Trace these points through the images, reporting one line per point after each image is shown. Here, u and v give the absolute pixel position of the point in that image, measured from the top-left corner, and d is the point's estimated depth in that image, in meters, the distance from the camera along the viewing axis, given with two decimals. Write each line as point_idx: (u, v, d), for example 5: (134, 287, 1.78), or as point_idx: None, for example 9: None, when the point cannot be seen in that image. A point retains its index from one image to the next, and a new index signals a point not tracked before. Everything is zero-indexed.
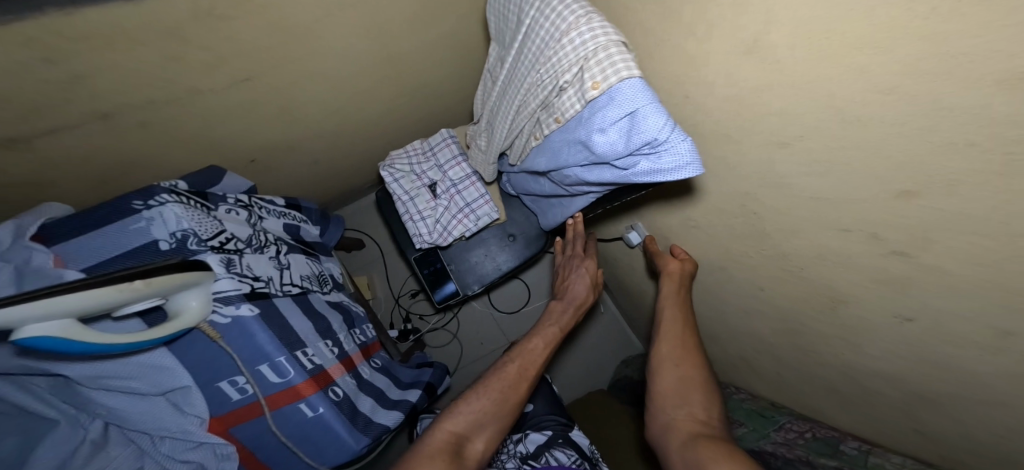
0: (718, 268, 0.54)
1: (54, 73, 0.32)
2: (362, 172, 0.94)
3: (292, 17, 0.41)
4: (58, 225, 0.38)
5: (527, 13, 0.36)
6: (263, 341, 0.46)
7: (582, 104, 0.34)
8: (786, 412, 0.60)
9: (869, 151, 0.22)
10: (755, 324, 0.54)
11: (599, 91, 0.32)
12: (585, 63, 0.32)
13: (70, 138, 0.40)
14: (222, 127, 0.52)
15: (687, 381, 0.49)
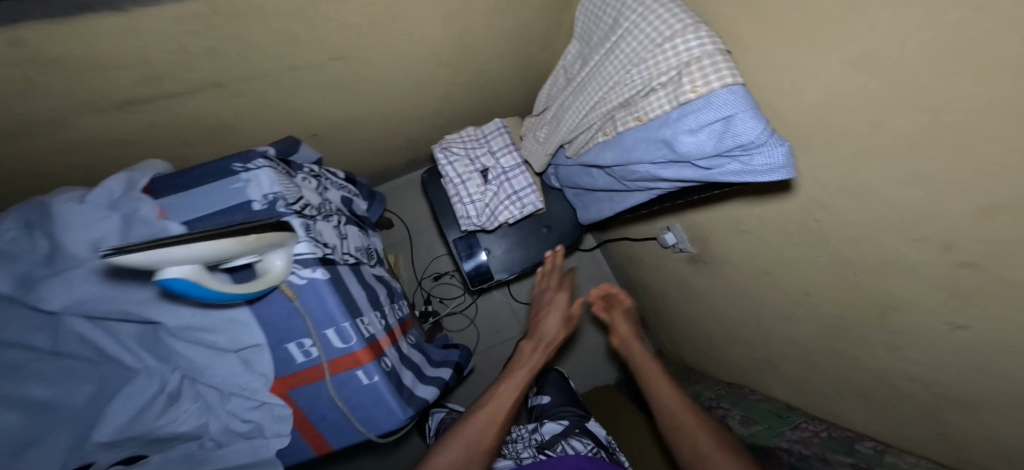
0: (757, 272, 0.57)
1: (191, 39, 0.34)
2: (405, 153, 0.97)
3: (393, 3, 0.44)
4: (164, 183, 0.43)
5: (626, 16, 0.38)
6: (332, 307, 0.47)
7: (672, 106, 0.37)
8: (799, 412, 0.66)
9: (950, 170, 0.25)
10: (786, 327, 0.58)
11: (697, 95, 0.34)
12: (684, 69, 0.35)
13: (179, 98, 0.43)
14: (303, 99, 0.55)
15: (695, 428, 0.52)
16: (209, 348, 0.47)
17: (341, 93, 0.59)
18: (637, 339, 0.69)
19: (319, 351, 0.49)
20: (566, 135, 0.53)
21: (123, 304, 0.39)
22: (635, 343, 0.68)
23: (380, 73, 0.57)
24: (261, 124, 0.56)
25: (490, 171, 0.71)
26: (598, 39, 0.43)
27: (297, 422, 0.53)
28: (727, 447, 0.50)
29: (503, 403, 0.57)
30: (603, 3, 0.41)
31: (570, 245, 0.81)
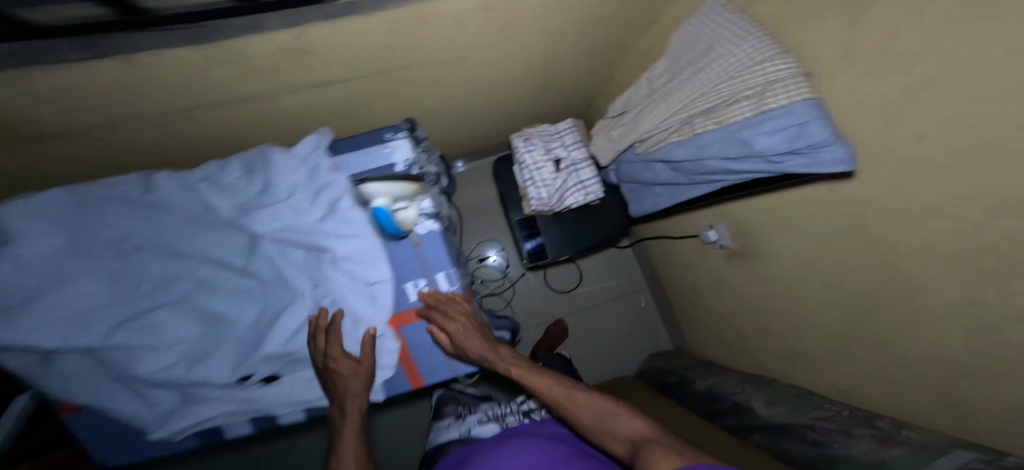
0: (795, 261, 0.66)
1: (378, 14, 0.46)
2: (476, 140, 1.10)
3: (517, 10, 0.56)
4: (337, 143, 0.60)
5: (723, 42, 0.47)
6: (441, 254, 0.62)
7: (753, 113, 0.44)
8: (821, 397, 0.72)
9: (973, 164, 0.33)
10: (816, 312, 0.66)
11: (779, 105, 0.41)
12: (771, 85, 0.42)
13: (348, 67, 0.55)
14: (425, 80, 0.68)
15: (578, 401, 0.62)
16: (356, 280, 0.58)
17: (452, 85, 0.71)
18: (489, 346, 0.62)
19: (429, 290, 0.61)
20: (641, 134, 0.61)
21: (303, 231, 0.54)
22: (478, 347, 0.61)
23: (486, 70, 0.70)
24: (383, 100, 0.70)
25: (562, 162, 0.81)
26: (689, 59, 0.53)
27: (401, 359, 0.63)
28: (612, 414, 0.59)
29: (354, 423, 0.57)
30: (702, 31, 0.50)
31: (618, 234, 0.92)
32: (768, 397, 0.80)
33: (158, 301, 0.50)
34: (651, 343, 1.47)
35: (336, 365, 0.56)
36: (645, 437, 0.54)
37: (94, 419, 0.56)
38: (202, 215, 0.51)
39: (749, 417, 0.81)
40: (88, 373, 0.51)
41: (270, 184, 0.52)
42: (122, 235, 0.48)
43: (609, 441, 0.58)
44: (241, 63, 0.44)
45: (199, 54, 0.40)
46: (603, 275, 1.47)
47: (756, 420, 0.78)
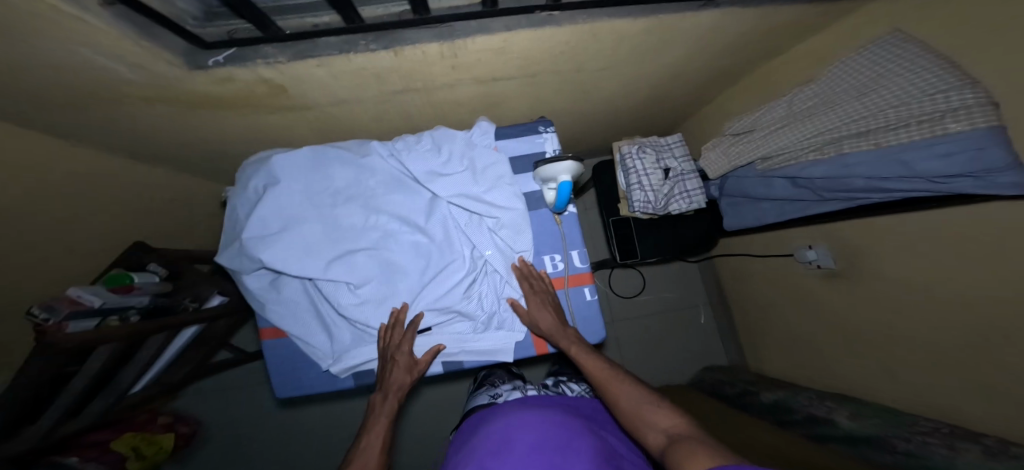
0: (908, 278, 0.70)
1: (561, 24, 0.58)
2: (572, 150, 1.22)
3: (654, 43, 0.67)
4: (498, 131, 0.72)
5: (894, 76, 0.53)
6: (578, 236, 0.72)
7: (925, 137, 0.48)
8: (919, 415, 0.72)
9: None
10: (925, 328, 0.69)
11: (956, 131, 0.45)
12: (950, 113, 0.46)
13: (513, 67, 0.68)
14: (564, 88, 0.80)
15: (620, 392, 0.55)
16: (505, 246, 0.68)
17: (585, 91, 0.82)
18: (558, 323, 0.63)
19: (564, 266, 0.70)
20: (773, 150, 0.68)
21: (474, 194, 0.66)
22: (551, 323, 0.63)
23: (616, 83, 0.81)
24: (526, 99, 0.82)
25: (671, 171, 0.88)
26: (851, 86, 0.58)
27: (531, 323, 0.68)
28: (650, 406, 0.52)
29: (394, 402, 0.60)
30: (870, 65, 0.56)
31: (706, 244, 0.97)
32: (852, 410, 0.81)
33: (357, 246, 0.63)
34: (706, 358, 1.48)
35: (398, 357, 0.61)
36: (675, 434, 0.47)
37: (284, 347, 0.66)
38: (398, 176, 0.67)
39: (828, 428, 0.80)
40: (297, 301, 0.64)
41: (449, 158, 0.67)
42: (343, 188, 0.64)
43: (641, 437, 0.50)
44: (458, 57, 0.62)
45: (442, 47, 0.58)
46: (664, 285, 1.52)
47: (838, 431, 0.78)
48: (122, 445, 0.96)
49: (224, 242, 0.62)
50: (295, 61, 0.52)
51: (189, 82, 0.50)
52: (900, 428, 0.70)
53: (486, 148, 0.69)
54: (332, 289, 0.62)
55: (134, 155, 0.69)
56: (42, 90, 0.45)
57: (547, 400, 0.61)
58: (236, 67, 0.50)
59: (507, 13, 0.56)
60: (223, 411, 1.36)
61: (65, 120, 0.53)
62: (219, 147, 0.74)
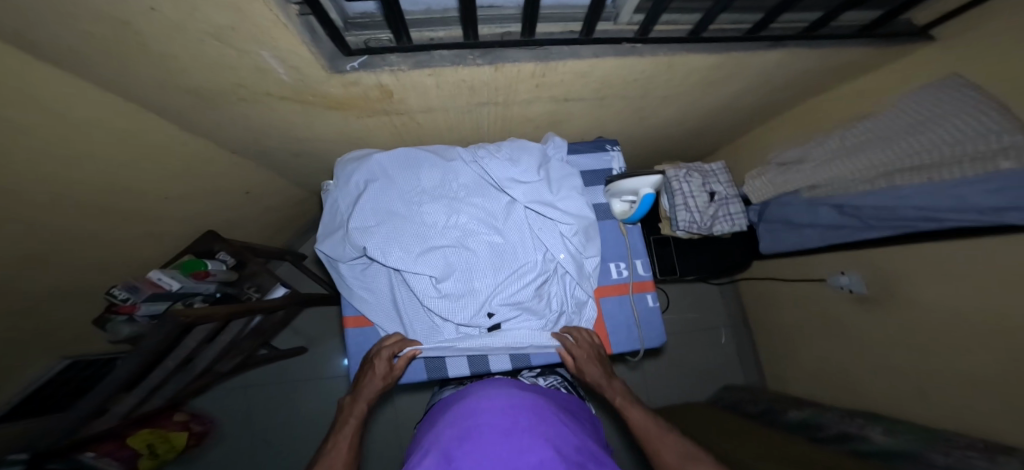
0: (949, 307, 0.79)
1: (644, 58, 0.66)
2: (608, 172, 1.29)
3: (713, 78, 0.75)
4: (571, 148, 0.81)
5: (946, 120, 0.61)
6: (641, 247, 0.78)
7: (974, 173, 0.54)
8: (949, 432, 0.79)
9: None
10: (965, 353, 0.77)
11: (1004, 168, 0.51)
12: (1002, 152, 0.52)
13: (588, 91, 0.75)
14: (625, 112, 0.87)
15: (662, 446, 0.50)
16: (575, 251, 0.71)
17: (640, 116, 0.90)
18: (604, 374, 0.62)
19: (629, 273, 0.75)
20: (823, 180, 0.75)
21: (548, 201, 0.70)
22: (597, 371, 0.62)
23: (667, 112, 0.89)
24: (586, 120, 0.89)
25: (716, 195, 0.91)
26: (903, 125, 0.67)
27: (595, 324, 0.72)
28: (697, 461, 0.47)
29: (365, 407, 0.56)
30: (923, 111, 0.65)
31: (740, 264, 1.02)
32: (884, 427, 0.88)
33: (441, 242, 0.66)
34: (726, 379, 1.52)
35: (376, 363, 0.60)
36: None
37: (363, 336, 0.70)
38: (480, 181, 0.71)
39: (861, 443, 0.86)
40: (384, 288, 0.69)
41: (526, 165, 0.70)
42: (430, 190, 0.69)
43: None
44: (544, 77, 0.68)
45: (536, 66, 0.64)
46: (686, 307, 1.59)
47: (871, 446, 0.83)
48: (137, 440, 0.91)
49: (326, 231, 0.70)
50: (413, 70, 0.59)
51: (322, 84, 0.58)
52: (931, 443, 0.76)
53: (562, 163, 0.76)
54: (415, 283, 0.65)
55: (230, 146, 0.76)
56: (205, 83, 0.53)
57: (517, 404, 0.45)
58: (366, 73, 0.57)
59: (598, 42, 0.62)
60: (242, 414, 1.34)
61: (200, 110, 0.60)
62: (305, 144, 0.81)
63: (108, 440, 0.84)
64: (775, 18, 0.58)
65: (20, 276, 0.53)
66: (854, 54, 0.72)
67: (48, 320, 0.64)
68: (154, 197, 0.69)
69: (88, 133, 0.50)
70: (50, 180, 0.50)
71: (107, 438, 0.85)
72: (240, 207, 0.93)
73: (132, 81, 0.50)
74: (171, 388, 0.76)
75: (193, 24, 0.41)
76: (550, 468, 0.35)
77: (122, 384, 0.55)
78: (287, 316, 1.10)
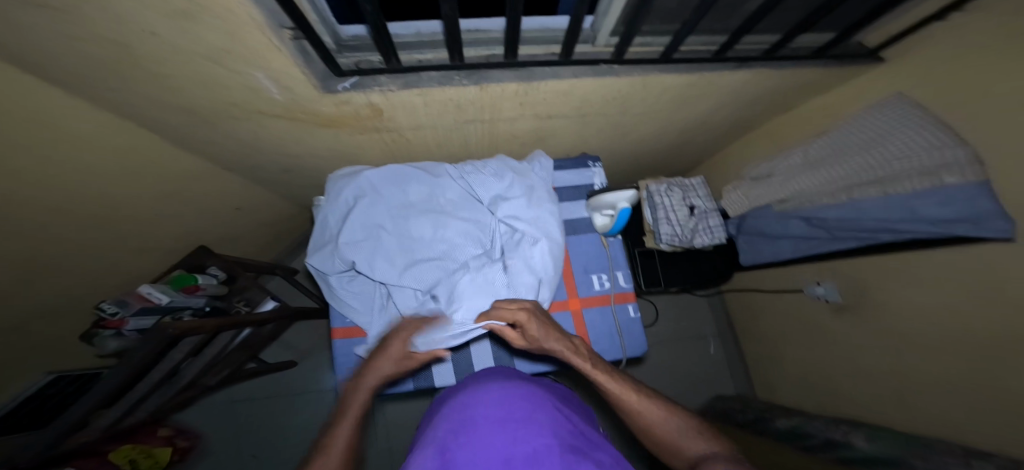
0: (922, 312, 0.81)
1: (621, 78, 0.70)
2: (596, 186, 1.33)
3: (687, 96, 0.80)
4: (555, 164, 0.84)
5: (894, 138, 0.66)
6: (622, 259, 0.81)
7: (926, 186, 0.58)
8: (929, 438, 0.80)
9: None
10: (940, 357, 0.79)
11: (952, 182, 0.56)
12: (947, 169, 0.57)
13: (570, 109, 0.79)
14: (607, 129, 0.91)
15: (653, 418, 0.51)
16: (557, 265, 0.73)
17: (622, 132, 0.94)
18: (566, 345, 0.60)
19: (611, 284, 0.78)
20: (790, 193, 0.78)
21: (530, 216, 0.73)
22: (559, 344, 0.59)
23: (649, 127, 0.93)
24: (571, 136, 0.93)
25: (695, 209, 0.94)
26: (861, 141, 0.71)
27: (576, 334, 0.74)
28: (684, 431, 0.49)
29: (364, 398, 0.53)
30: (873, 130, 0.70)
31: (723, 275, 1.05)
32: (868, 433, 0.89)
33: (427, 256, 0.69)
34: (716, 388, 1.53)
35: (391, 347, 0.59)
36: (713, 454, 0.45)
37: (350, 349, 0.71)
38: (466, 197, 0.74)
39: (847, 450, 0.86)
40: (370, 302, 0.71)
41: (509, 181, 0.74)
42: (417, 205, 0.71)
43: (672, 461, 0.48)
44: (528, 95, 0.72)
45: (519, 86, 0.68)
46: (675, 316, 1.61)
47: (857, 453, 0.84)
48: (120, 455, 0.88)
49: (316, 246, 0.71)
50: (401, 90, 0.63)
51: (314, 102, 0.61)
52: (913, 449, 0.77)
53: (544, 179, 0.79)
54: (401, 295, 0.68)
55: (224, 161, 0.78)
56: (200, 100, 0.56)
57: (512, 395, 0.46)
58: (356, 92, 0.61)
59: (577, 63, 0.66)
60: (227, 433, 1.31)
61: (195, 125, 0.63)
62: (298, 160, 0.83)
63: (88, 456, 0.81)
64: (737, 41, 0.63)
65: (10, 286, 0.54)
66: (814, 74, 0.78)
67: (32, 332, 0.64)
68: (148, 211, 0.70)
69: (83, 147, 0.52)
70: (42, 193, 0.51)
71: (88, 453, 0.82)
72: (232, 221, 0.95)
73: (130, 99, 0.52)
74: (154, 403, 0.75)
75: (190, 46, 0.44)
76: (541, 458, 0.36)
77: (106, 397, 0.54)
78: (277, 329, 1.10)
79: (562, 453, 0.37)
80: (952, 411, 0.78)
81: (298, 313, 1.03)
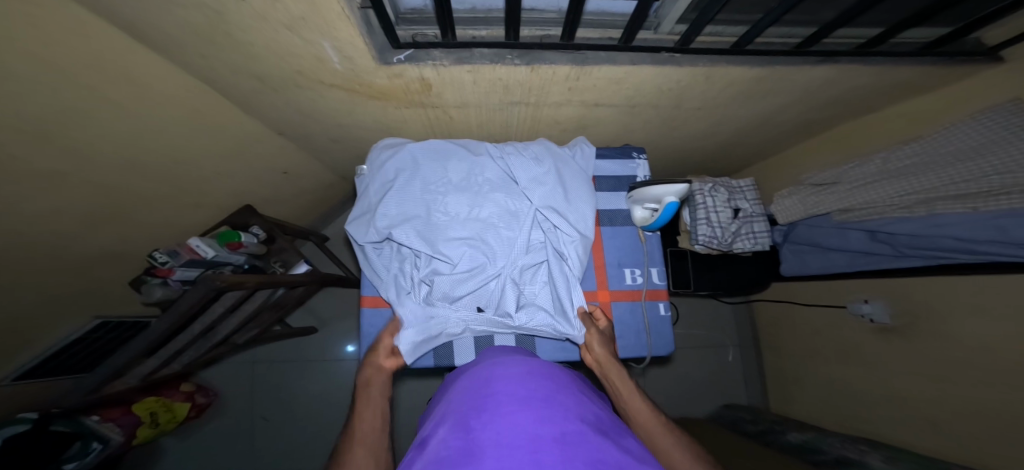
0: (977, 347, 0.78)
1: (680, 70, 0.67)
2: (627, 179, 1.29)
3: (744, 93, 0.76)
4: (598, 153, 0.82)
5: (986, 151, 0.60)
6: (658, 255, 0.78)
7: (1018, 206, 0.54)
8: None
9: None
10: (987, 395, 0.76)
11: None
12: None
13: (620, 98, 0.76)
14: (653, 121, 0.88)
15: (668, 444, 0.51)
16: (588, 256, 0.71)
17: (669, 126, 0.90)
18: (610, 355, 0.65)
19: (644, 280, 0.76)
20: (854, 205, 0.74)
21: (566, 203, 0.70)
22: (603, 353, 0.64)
23: (697, 123, 0.89)
24: (614, 126, 0.90)
25: (740, 212, 0.90)
26: (954, 151, 0.64)
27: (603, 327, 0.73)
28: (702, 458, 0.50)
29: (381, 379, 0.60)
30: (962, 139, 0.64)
31: (756, 283, 1.01)
32: (888, 457, 0.89)
33: (460, 234, 0.68)
34: (728, 396, 1.52)
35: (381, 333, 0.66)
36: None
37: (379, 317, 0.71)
38: (503, 180, 0.73)
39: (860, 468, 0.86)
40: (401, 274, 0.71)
41: (546, 166, 0.72)
42: (455, 183, 0.71)
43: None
44: (579, 80, 0.69)
45: (572, 70, 0.65)
46: (695, 320, 1.57)
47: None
48: (139, 407, 0.93)
49: (355, 214, 0.72)
50: (454, 65, 0.62)
51: (370, 74, 0.61)
52: None
53: (585, 168, 0.77)
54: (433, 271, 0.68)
55: (276, 127, 0.80)
56: (269, 69, 0.57)
57: (535, 374, 0.45)
58: (411, 66, 0.60)
59: (637, 49, 0.63)
60: (252, 386, 1.39)
61: (254, 91, 0.65)
62: (341, 129, 0.84)
63: (112, 406, 0.88)
64: (821, 36, 0.58)
65: (85, 233, 0.58)
66: (896, 77, 0.72)
67: (98, 275, 0.69)
68: (207, 172, 0.73)
69: (165, 109, 0.55)
70: (125, 150, 0.54)
71: (113, 403, 0.89)
72: (273, 186, 0.98)
73: (212, 66, 0.55)
74: (191, 356, 0.80)
75: (272, 15, 0.45)
76: (572, 440, 0.33)
77: (145, 350, 0.58)
78: (306, 294, 1.13)
79: (591, 436, 0.34)
80: (988, 447, 0.76)
81: (328, 279, 1.06)
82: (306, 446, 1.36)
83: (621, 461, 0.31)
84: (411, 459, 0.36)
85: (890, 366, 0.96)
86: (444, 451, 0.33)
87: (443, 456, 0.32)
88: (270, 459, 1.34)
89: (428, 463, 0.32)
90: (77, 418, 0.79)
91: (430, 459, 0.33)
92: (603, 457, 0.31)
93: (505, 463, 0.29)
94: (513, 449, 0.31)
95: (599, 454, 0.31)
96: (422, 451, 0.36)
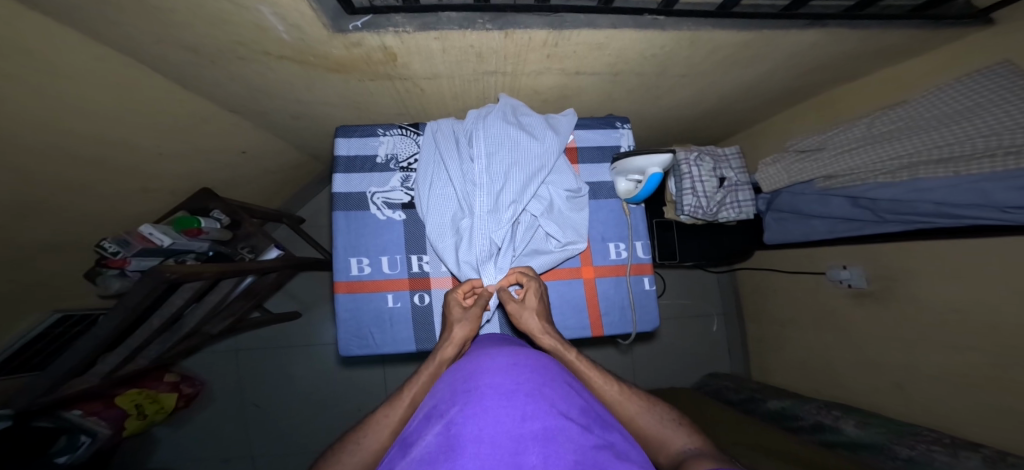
0: (945, 313, 0.81)
1: (666, 34, 0.62)
2: None
3: (729, 58, 0.72)
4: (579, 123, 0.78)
5: (970, 115, 0.59)
6: (643, 229, 0.76)
7: (1002, 168, 0.53)
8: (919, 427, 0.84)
9: None
10: (951, 358, 0.80)
11: None
12: None
13: (603, 65, 0.71)
14: (638, 89, 0.83)
15: (636, 411, 0.50)
16: (575, 208, 0.71)
17: (655, 93, 0.85)
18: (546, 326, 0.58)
19: (629, 254, 0.74)
20: (836, 171, 0.74)
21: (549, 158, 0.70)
22: (540, 327, 0.58)
23: (684, 89, 0.84)
24: (597, 96, 0.85)
25: (725, 181, 0.88)
26: (938, 115, 0.64)
27: (587, 302, 0.72)
28: (669, 422, 0.50)
29: None
30: (945, 104, 0.64)
31: (740, 253, 1.01)
32: (856, 418, 0.94)
33: (448, 193, 0.67)
34: (710, 363, 1.58)
35: None
36: (697, 450, 0.45)
37: (355, 304, 0.68)
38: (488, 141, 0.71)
39: (833, 434, 0.94)
40: (393, 239, 0.70)
41: (548, 146, 0.68)
42: (452, 176, 0.66)
43: (658, 458, 0.47)
44: (557, 47, 0.64)
45: (549, 35, 0.59)
46: (680, 292, 1.60)
47: (844, 438, 0.91)
48: (125, 399, 0.88)
49: (342, 183, 0.70)
50: (419, 32, 0.55)
51: (324, 44, 0.55)
52: (904, 438, 0.81)
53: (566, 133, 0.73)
54: (462, 269, 0.64)
55: (229, 104, 0.73)
56: (206, 38, 0.51)
57: (519, 365, 0.44)
58: (370, 33, 0.54)
59: (618, 11, 0.57)
60: (236, 376, 1.36)
61: (197, 65, 0.58)
62: (303, 102, 0.77)
63: (94, 399, 0.83)
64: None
65: (10, 229, 0.52)
66: (891, 38, 0.68)
67: (46, 271, 0.64)
68: (150, 154, 0.67)
69: (82, 85, 0.49)
70: (41, 134, 0.48)
71: (93, 397, 0.82)
72: (231, 169, 0.91)
73: (127, 35, 0.49)
74: (159, 349, 0.77)
75: None
76: (554, 439, 0.33)
77: (93, 353, 0.54)
78: (281, 279, 1.09)
79: (572, 435, 0.34)
80: (957, 407, 0.80)
81: (302, 263, 1.02)
82: (300, 431, 1.36)
83: (599, 459, 0.33)
84: (395, 457, 0.37)
85: (866, 332, 0.99)
86: (426, 448, 0.34)
87: (425, 453, 0.34)
88: (264, 444, 1.34)
89: (411, 461, 0.33)
90: (58, 413, 0.74)
91: (413, 457, 0.34)
92: (580, 461, 0.32)
93: (482, 465, 0.30)
94: (491, 454, 0.31)
95: (577, 456, 0.32)
96: (405, 450, 0.37)
